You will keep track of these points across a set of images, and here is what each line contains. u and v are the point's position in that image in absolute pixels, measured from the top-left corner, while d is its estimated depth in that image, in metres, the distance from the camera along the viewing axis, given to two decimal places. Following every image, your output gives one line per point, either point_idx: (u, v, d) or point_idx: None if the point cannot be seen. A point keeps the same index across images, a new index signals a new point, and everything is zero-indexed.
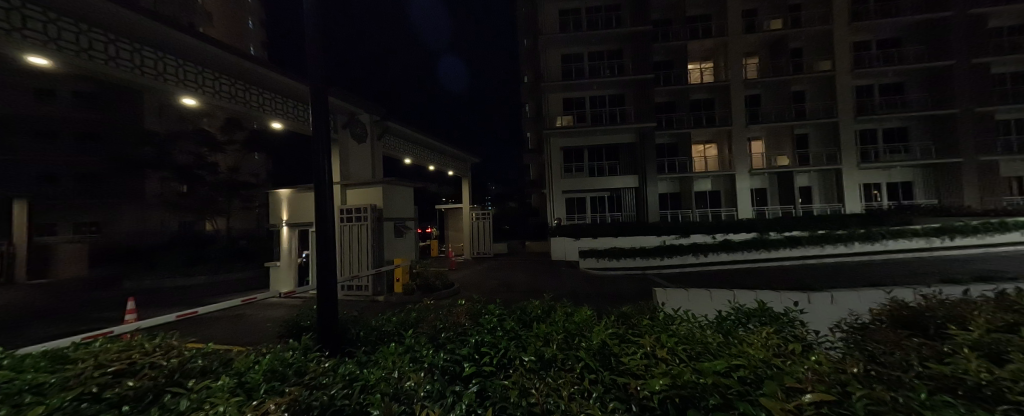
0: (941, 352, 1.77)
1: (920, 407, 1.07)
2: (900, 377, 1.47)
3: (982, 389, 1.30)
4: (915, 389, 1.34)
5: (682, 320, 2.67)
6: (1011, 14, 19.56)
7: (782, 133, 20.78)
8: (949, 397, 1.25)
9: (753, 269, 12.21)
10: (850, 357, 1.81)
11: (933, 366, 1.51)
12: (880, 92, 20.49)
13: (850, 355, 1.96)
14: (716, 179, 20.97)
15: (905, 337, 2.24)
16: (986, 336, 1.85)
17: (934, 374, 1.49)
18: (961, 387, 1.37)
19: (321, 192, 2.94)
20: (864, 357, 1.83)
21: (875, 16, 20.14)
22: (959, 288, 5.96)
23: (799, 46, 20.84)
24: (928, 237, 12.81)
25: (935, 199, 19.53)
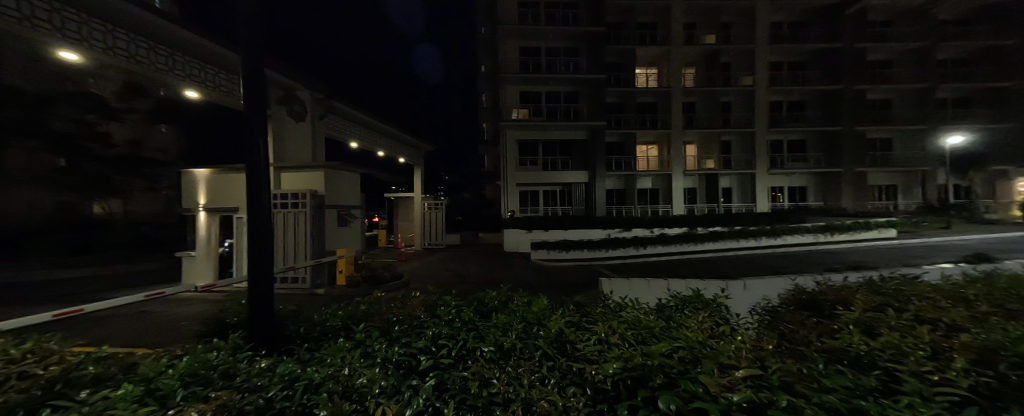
0: (833, 329, 2.13)
1: (820, 376, 1.28)
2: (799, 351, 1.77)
3: (863, 358, 1.59)
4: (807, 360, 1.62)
5: (628, 307, 2.87)
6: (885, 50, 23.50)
7: (712, 139, 23.12)
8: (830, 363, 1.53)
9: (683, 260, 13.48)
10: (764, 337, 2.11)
11: (829, 341, 1.80)
12: (788, 108, 23.66)
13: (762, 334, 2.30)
14: (656, 177, 22.74)
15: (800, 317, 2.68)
16: (863, 315, 2.27)
17: (829, 347, 1.78)
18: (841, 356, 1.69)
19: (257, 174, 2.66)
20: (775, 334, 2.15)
21: (788, 40, 23.05)
22: (840, 276, 7.14)
23: (729, 61, 23.13)
24: (817, 233, 15.26)
25: (822, 201, 23.26)
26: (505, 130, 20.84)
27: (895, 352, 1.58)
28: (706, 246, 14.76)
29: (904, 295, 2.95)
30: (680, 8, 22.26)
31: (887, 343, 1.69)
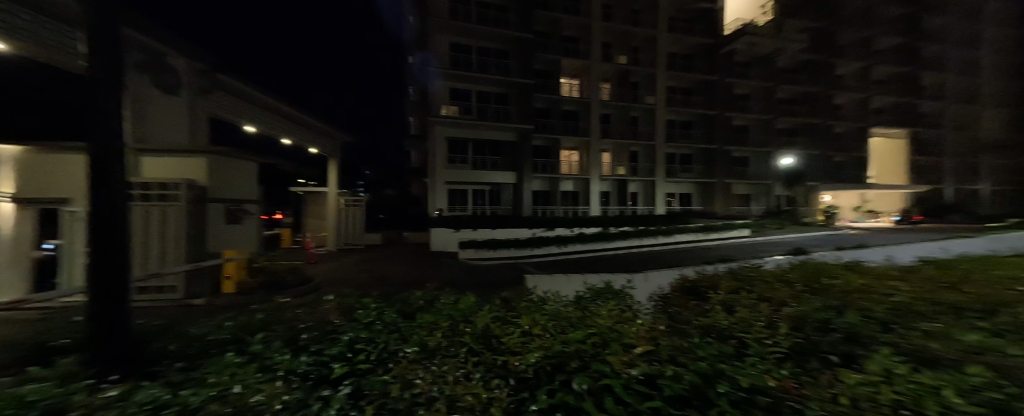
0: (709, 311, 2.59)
1: (697, 351, 1.56)
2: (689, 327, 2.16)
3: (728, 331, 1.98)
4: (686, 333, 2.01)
5: (550, 300, 3.06)
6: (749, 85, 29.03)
7: (623, 149, 25.85)
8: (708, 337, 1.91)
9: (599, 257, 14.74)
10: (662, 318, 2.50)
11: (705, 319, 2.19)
12: (682, 126, 27.69)
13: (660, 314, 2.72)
14: (576, 181, 24.46)
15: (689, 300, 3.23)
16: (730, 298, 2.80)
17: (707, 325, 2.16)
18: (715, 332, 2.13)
19: (116, 198, 2.81)
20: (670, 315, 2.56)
21: (683, 69, 26.96)
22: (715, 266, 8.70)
23: (638, 80, 26.08)
24: (700, 232, 18.25)
25: (704, 206, 27.83)
26: (433, 126, 20.47)
27: None
28: (616, 244, 16.47)
29: (752, 279, 3.79)
30: (599, 27, 24.33)
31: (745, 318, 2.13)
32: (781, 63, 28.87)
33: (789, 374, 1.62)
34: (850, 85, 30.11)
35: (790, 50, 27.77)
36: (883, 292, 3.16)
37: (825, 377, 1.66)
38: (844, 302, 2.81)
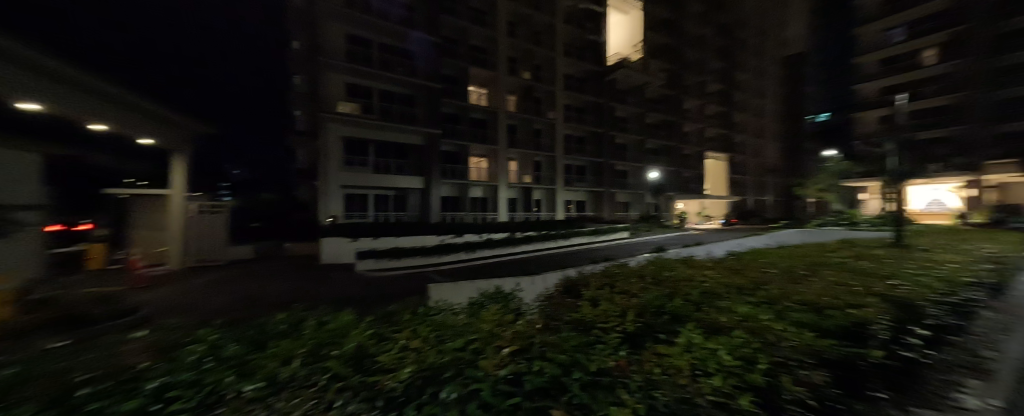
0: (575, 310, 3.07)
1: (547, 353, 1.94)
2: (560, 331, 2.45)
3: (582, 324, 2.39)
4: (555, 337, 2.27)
5: (439, 308, 3.11)
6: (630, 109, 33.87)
7: (528, 159, 27.42)
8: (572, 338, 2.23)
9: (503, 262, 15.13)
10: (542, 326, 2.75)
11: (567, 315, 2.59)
12: (577, 140, 30.68)
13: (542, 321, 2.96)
14: (485, 187, 24.87)
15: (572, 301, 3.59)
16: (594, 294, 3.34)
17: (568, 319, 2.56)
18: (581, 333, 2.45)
19: None
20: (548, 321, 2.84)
21: (578, 90, 29.96)
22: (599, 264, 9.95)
23: (540, 96, 28.06)
24: (591, 235, 20.57)
25: (596, 211, 31.38)
26: (324, 124, 18.23)
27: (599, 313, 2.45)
28: (521, 247, 17.37)
29: (622, 275, 4.44)
30: (505, 42, 25.43)
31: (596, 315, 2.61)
32: (649, 94, 34.29)
33: (616, 356, 2.12)
34: (695, 116, 37.40)
35: (655, 84, 33.18)
36: (710, 279, 4.02)
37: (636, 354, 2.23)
38: (683, 292, 3.47)
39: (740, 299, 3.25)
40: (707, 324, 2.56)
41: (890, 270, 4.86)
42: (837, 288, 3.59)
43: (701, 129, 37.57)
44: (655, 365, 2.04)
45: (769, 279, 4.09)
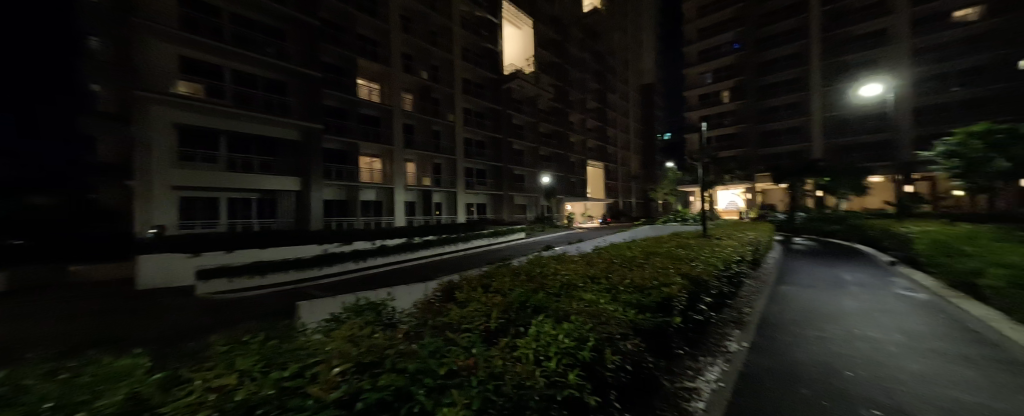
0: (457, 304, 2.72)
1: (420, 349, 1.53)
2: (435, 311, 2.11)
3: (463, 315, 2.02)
4: (428, 322, 1.90)
5: (286, 332, 2.38)
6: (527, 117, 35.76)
7: (426, 160, 26.44)
8: (448, 319, 1.89)
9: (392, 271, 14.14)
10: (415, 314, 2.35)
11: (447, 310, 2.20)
12: (477, 144, 30.86)
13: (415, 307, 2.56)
14: (379, 190, 23.03)
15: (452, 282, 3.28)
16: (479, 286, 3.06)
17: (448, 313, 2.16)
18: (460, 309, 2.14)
19: None
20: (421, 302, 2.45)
21: (476, 95, 30.18)
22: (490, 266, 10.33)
23: (438, 97, 27.41)
24: (490, 236, 21.04)
25: (496, 214, 32.25)
26: (144, 104, 14.03)
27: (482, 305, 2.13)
28: (418, 253, 16.58)
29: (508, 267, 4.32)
30: (398, 36, 24.05)
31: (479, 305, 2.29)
32: (540, 106, 37.23)
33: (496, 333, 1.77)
34: (579, 129, 42.08)
35: (545, 97, 36.06)
36: (583, 263, 4.34)
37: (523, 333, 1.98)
38: (562, 272, 3.56)
39: (611, 275, 3.50)
40: (585, 294, 2.59)
41: (708, 250, 6.20)
42: (676, 266, 4.32)
43: (584, 141, 42.51)
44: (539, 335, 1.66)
45: (629, 259, 4.65)
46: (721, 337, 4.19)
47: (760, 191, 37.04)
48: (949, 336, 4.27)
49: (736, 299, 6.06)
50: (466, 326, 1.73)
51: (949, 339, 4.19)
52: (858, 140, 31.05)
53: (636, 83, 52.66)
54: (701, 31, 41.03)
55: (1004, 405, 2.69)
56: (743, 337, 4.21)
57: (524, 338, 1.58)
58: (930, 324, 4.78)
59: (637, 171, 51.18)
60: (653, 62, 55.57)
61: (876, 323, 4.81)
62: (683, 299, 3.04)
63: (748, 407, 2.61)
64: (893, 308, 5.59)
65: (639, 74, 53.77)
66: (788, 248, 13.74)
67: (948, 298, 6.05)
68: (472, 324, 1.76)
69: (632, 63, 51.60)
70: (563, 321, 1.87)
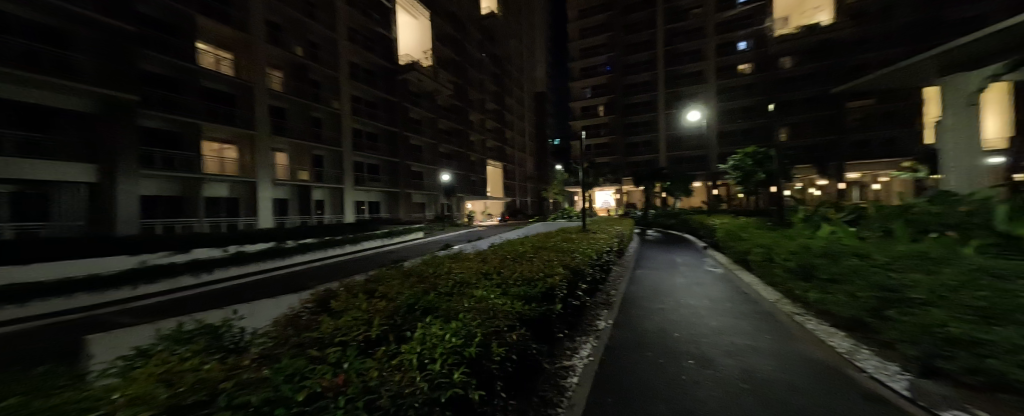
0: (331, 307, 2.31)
1: (268, 373, 1.22)
2: (301, 325, 1.76)
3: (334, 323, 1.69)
4: (289, 339, 1.56)
5: (55, 378, 1.65)
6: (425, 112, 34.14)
7: (303, 151, 22.84)
8: (315, 333, 1.59)
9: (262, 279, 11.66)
10: (271, 328, 1.92)
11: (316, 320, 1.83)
12: (367, 136, 28.00)
13: (273, 322, 2.10)
14: (235, 184, 18.97)
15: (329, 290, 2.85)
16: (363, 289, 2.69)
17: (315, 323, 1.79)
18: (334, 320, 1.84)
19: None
20: (282, 316, 2.02)
21: (366, 82, 27.27)
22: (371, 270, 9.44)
23: (317, 79, 23.87)
24: (382, 238, 19.43)
25: (390, 212, 30.08)
26: None
27: (361, 312, 1.86)
28: (292, 260, 13.98)
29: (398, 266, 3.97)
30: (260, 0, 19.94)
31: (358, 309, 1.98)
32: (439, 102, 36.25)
33: (372, 344, 1.54)
34: (478, 128, 42.52)
35: (444, 93, 35.33)
36: (477, 260, 4.37)
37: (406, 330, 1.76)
38: (454, 271, 3.51)
39: (503, 270, 3.63)
40: (476, 291, 2.60)
41: (585, 243, 7.06)
42: (560, 258, 4.76)
43: (483, 140, 43.21)
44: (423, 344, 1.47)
45: (520, 254, 4.91)
46: (594, 318, 4.82)
47: (626, 192, 44.01)
48: (736, 297, 5.90)
49: (606, 284, 7.07)
50: (340, 338, 1.49)
51: (736, 300, 5.79)
52: (687, 154, 39.53)
53: (530, 90, 56.21)
54: (583, 50, 46.30)
55: (764, 343, 3.85)
56: (610, 316, 4.93)
57: (409, 343, 1.46)
58: (726, 290, 6.52)
59: (532, 172, 54.74)
60: (544, 73, 60.15)
61: (696, 293, 6.30)
62: (562, 287, 3.38)
63: (611, 375, 3.07)
64: (706, 280, 7.42)
65: (533, 81, 57.54)
66: (642, 239, 16.70)
67: (736, 270, 8.36)
68: (347, 335, 1.52)
69: (527, 71, 54.85)
70: (452, 321, 1.82)
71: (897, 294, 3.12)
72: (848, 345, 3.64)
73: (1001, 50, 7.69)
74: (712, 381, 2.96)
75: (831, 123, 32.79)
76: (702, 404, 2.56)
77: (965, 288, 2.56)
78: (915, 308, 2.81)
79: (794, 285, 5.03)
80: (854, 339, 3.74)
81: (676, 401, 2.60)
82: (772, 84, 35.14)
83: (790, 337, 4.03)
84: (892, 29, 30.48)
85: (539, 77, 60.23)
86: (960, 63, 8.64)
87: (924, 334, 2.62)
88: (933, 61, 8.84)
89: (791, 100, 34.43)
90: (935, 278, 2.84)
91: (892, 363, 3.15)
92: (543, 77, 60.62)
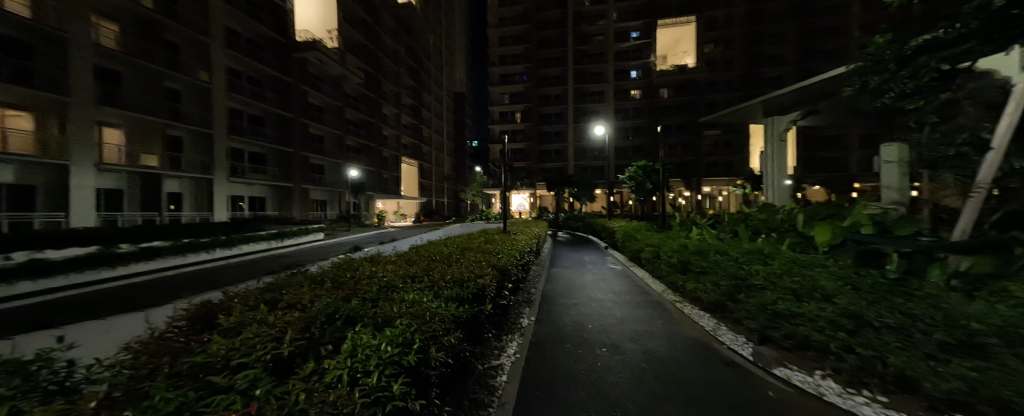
0: (220, 322, 1.84)
1: (149, 407, 0.93)
2: (179, 349, 1.38)
3: (235, 344, 1.37)
4: (162, 369, 1.21)
5: None
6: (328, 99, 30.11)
7: (149, 129, 17.93)
8: (204, 356, 1.26)
9: (107, 288, 8.84)
10: (131, 350, 1.45)
11: (202, 341, 1.44)
12: (248, 119, 23.38)
13: (133, 346, 1.60)
14: (27, 167, 13.89)
15: (216, 301, 2.31)
16: (265, 300, 2.25)
17: (202, 346, 1.41)
18: (230, 339, 1.50)
19: None
20: (148, 339, 1.55)
21: (247, 54, 22.69)
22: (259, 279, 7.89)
23: (174, 41, 18.99)
24: (270, 240, 16.38)
25: (277, 210, 25.72)
26: None
27: (272, 327, 1.56)
28: (137, 268, 10.39)
29: (303, 271, 3.42)
30: None
31: (264, 324, 1.63)
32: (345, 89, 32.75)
33: (294, 364, 1.31)
34: (391, 122, 39.72)
35: (352, 81, 32.09)
36: (401, 262, 4.10)
37: (330, 341, 1.53)
38: (378, 274, 3.23)
39: (430, 272, 3.49)
40: (406, 295, 2.44)
41: (508, 244, 7.27)
42: (486, 259, 4.80)
43: (397, 136, 40.67)
44: (354, 357, 1.31)
45: (447, 256, 4.79)
46: (517, 316, 5.00)
47: (538, 196, 46.65)
48: (633, 290, 6.83)
49: (526, 283, 7.40)
50: (246, 359, 1.23)
51: (633, 292, 6.67)
52: (589, 164, 44.01)
53: (449, 89, 55.20)
54: (501, 56, 47.58)
55: (656, 328, 4.55)
56: (531, 313, 5.17)
57: (337, 358, 1.29)
58: (624, 284, 7.49)
59: (448, 172, 53.74)
60: (463, 73, 59.79)
61: (602, 288, 7.07)
62: (491, 288, 3.41)
63: (534, 369, 3.24)
64: (609, 276, 8.39)
65: (452, 81, 56.68)
66: (554, 240, 17.92)
67: (631, 267, 9.66)
68: (253, 355, 1.25)
69: (445, 69, 53.78)
70: (385, 328, 1.68)
71: (742, 281, 4.03)
72: (712, 325, 4.57)
73: (802, 103, 10.57)
74: (619, 365, 3.37)
75: (693, 146, 40.58)
76: (612, 386, 2.91)
77: (783, 274, 3.40)
78: (757, 292, 3.69)
79: (675, 278, 6.08)
80: (716, 319, 4.72)
81: (590, 386, 2.89)
82: (653, 110, 41.87)
83: (674, 321, 4.85)
84: (732, 78, 39.48)
85: (458, 77, 59.62)
86: (779, 109, 11.58)
87: (763, 313, 3.60)
88: (762, 107, 11.73)
89: (667, 124, 41.46)
90: (767, 267, 3.66)
91: (740, 335, 4.09)
92: (462, 77, 60.20)
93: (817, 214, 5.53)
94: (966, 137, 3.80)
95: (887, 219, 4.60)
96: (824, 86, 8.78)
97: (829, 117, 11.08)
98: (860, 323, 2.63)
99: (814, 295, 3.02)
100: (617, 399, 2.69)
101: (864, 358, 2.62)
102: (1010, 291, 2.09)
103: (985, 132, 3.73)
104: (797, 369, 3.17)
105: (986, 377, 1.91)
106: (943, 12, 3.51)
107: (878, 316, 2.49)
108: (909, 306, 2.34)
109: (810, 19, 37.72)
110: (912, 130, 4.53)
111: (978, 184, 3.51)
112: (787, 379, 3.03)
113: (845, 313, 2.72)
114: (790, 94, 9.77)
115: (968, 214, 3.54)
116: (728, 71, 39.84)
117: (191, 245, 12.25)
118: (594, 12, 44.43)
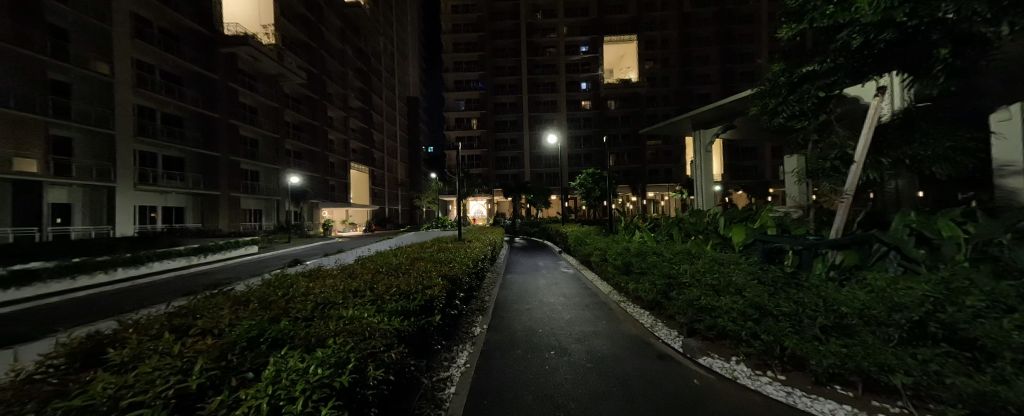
0: (120, 351, 1.62)
1: None
2: (47, 395, 1.17)
3: (142, 377, 1.24)
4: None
5: None
6: (262, 98, 27.44)
7: (25, 129, 15.05)
8: (86, 398, 1.10)
9: None
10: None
11: (96, 377, 1.26)
12: (161, 119, 20.54)
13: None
14: None
15: (107, 332, 1.99)
16: (178, 326, 2.02)
17: (91, 384, 1.23)
18: (121, 375, 1.32)
19: None
20: (13, 383, 1.31)
21: (158, 45, 19.89)
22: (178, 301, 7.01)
23: (62, 26, 16.23)
24: (190, 256, 14.37)
25: (200, 221, 22.77)
26: None
27: (189, 356, 1.42)
28: (15, 295, 8.65)
29: (227, 292, 3.05)
30: None
31: (177, 352, 1.49)
32: (283, 89, 30.24)
33: (209, 395, 1.21)
34: (338, 126, 37.52)
35: (291, 81, 29.74)
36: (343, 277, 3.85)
37: (255, 362, 1.45)
38: (315, 290, 3.03)
39: (375, 285, 3.33)
40: (345, 311, 2.33)
41: (461, 252, 7.18)
42: (437, 268, 4.70)
43: (344, 141, 38.35)
44: (281, 381, 1.25)
45: (394, 267, 4.60)
46: (470, 325, 4.96)
47: (495, 203, 46.86)
48: (583, 292, 7.15)
49: (480, 290, 7.35)
50: (156, 394, 1.12)
51: (582, 295, 6.95)
52: (543, 171, 45.17)
53: (401, 93, 53.52)
54: (455, 62, 47.21)
55: (601, 328, 4.78)
56: (484, 322, 5.15)
57: (255, 386, 1.20)
58: (575, 287, 7.78)
59: (402, 179, 51.93)
60: (417, 78, 58.51)
61: (554, 292, 7.28)
62: (440, 298, 3.37)
63: (484, 377, 3.24)
64: (561, 280, 8.66)
65: (405, 85, 55.07)
66: (511, 246, 18.10)
67: (582, 270, 10.09)
68: (151, 392, 1.12)
69: (398, 73, 52.10)
70: (316, 350, 1.59)
71: (671, 279, 4.42)
72: (650, 321, 4.93)
73: (723, 119, 11.90)
74: (567, 366, 3.48)
75: (637, 155, 43.62)
76: (558, 387, 3.00)
77: (705, 272, 3.77)
78: (685, 288, 4.07)
79: (619, 279, 6.46)
80: (653, 317, 5.11)
81: (539, 391, 2.94)
82: (601, 121, 44.44)
83: (618, 320, 5.14)
84: (669, 93, 43.36)
85: (411, 82, 58.02)
86: (705, 124, 12.89)
87: (690, 308, 3.94)
88: (691, 121, 12.93)
89: (615, 134, 44.12)
90: (692, 266, 4.01)
91: (672, 330, 4.48)
92: (415, 82, 58.75)
93: (734, 218, 6.25)
94: (836, 154, 4.58)
95: (784, 221, 5.37)
96: (741, 104, 9.98)
97: (745, 131, 12.59)
98: (762, 312, 3.02)
99: (729, 290, 3.39)
100: (562, 399, 2.79)
101: (766, 343, 2.99)
102: (866, 282, 2.55)
103: (849, 149, 4.53)
104: (717, 356, 3.54)
105: (852, 351, 2.37)
106: (817, 48, 4.19)
107: (776, 306, 2.88)
108: (799, 298, 2.78)
109: (731, 44, 42.65)
110: (801, 146, 5.32)
111: (845, 191, 4.26)
112: (709, 366, 3.38)
113: (752, 304, 3.08)
114: (714, 110, 10.89)
115: (841, 217, 4.26)
116: (665, 87, 43.66)
117: (86, 265, 10.41)
118: (545, 25, 45.96)
